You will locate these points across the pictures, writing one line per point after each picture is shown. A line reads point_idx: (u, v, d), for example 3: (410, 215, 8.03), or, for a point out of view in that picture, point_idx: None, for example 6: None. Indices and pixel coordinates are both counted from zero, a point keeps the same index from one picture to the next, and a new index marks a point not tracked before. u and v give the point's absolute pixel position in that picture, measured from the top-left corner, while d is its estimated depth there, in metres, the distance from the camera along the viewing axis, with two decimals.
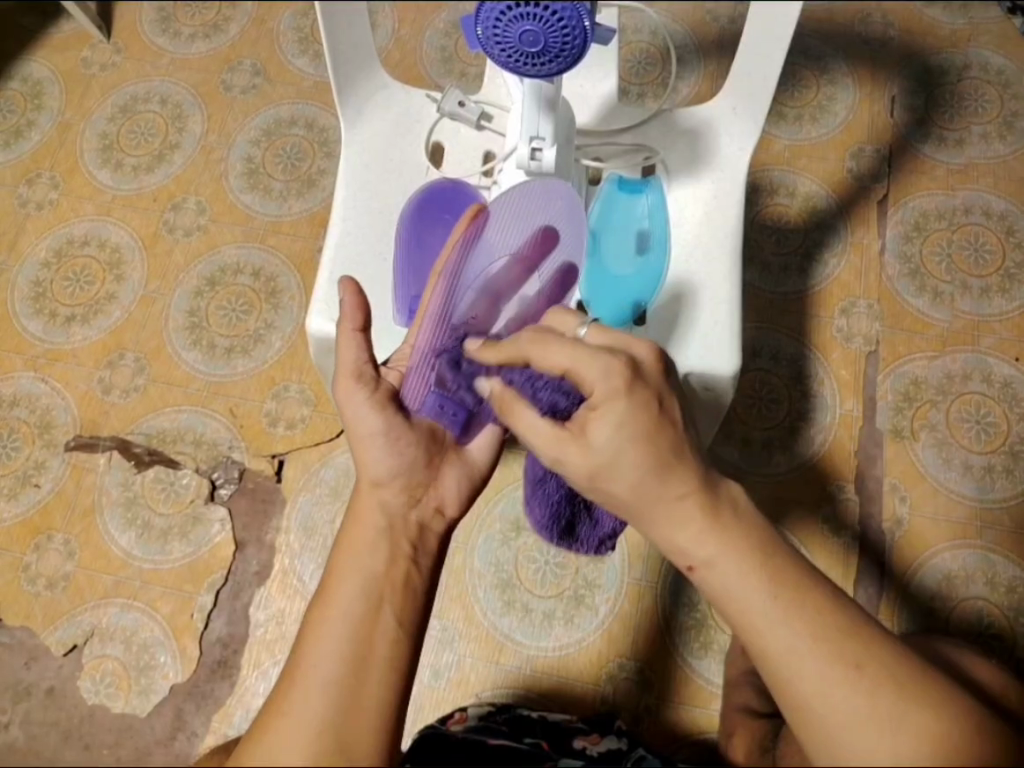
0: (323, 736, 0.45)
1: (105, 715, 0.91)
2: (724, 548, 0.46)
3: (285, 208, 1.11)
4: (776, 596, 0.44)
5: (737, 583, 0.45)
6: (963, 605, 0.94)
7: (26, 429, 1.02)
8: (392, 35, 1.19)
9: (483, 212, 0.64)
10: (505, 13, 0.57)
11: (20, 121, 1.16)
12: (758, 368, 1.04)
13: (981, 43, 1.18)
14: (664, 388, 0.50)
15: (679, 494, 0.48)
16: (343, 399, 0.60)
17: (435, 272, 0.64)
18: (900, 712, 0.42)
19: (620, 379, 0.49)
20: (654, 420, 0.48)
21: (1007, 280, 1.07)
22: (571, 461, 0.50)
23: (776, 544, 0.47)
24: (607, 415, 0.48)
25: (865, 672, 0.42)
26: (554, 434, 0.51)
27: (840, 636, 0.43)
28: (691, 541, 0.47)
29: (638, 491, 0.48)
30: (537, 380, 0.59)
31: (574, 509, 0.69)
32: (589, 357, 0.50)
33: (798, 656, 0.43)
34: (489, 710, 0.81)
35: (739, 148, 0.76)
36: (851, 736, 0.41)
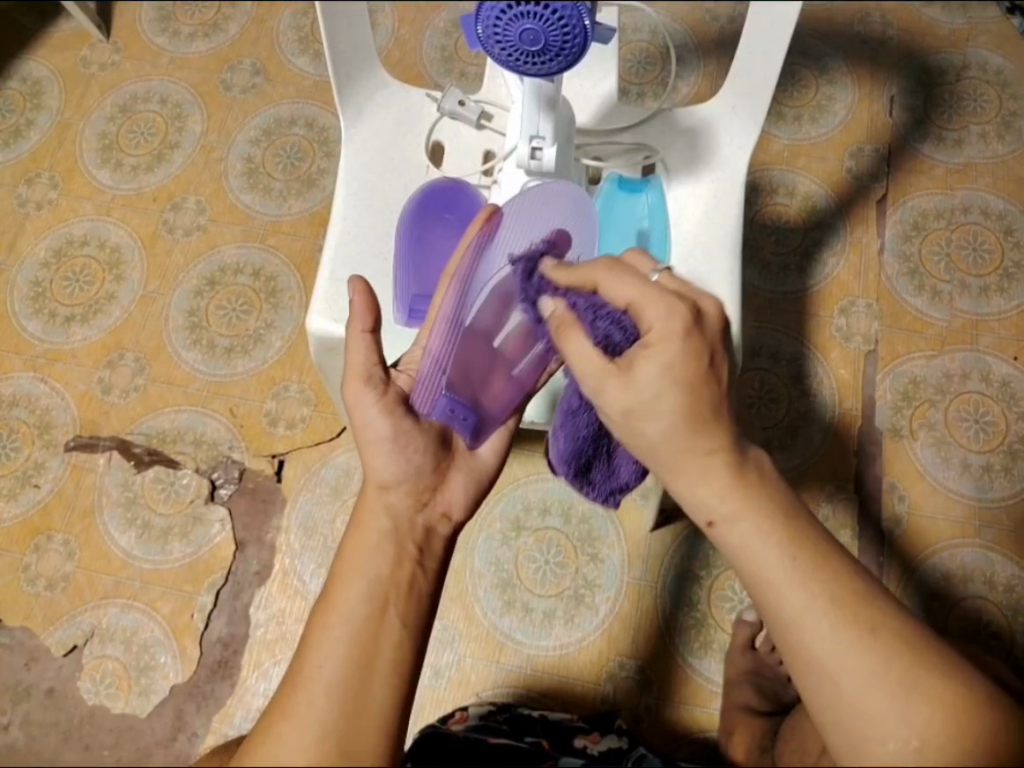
0: (327, 739, 0.45)
1: (105, 716, 0.91)
2: (745, 505, 0.47)
3: (285, 208, 1.11)
4: (794, 556, 0.45)
5: (757, 540, 0.46)
6: (962, 603, 0.94)
7: (26, 429, 1.02)
8: (392, 35, 1.19)
9: (496, 213, 0.61)
10: (505, 12, 0.57)
11: (18, 121, 1.16)
12: (757, 367, 1.04)
13: (980, 43, 1.18)
14: (719, 344, 0.50)
15: (710, 446, 0.48)
16: (351, 402, 0.59)
17: (448, 274, 0.61)
18: (913, 680, 0.42)
19: (679, 321, 0.49)
20: (703, 372, 0.48)
21: (1006, 280, 1.07)
22: (612, 395, 0.50)
23: (795, 513, 0.48)
24: (658, 356, 0.48)
25: (880, 637, 0.43)
26: (602, 366, 0.50)
27: (854, 601, 0.44)
28: (713, 495, 0.48)
29: (674, 436, 0.48)
30: (600, 308, 0.55)
31: (596, 448, 0.65)
32: (654, 296, 0.50)
33: (812, 615, 0.44)
34: (489, 710, 0.81)
35: (739, 147, 0.76)
36: (862, 704, 0.42)
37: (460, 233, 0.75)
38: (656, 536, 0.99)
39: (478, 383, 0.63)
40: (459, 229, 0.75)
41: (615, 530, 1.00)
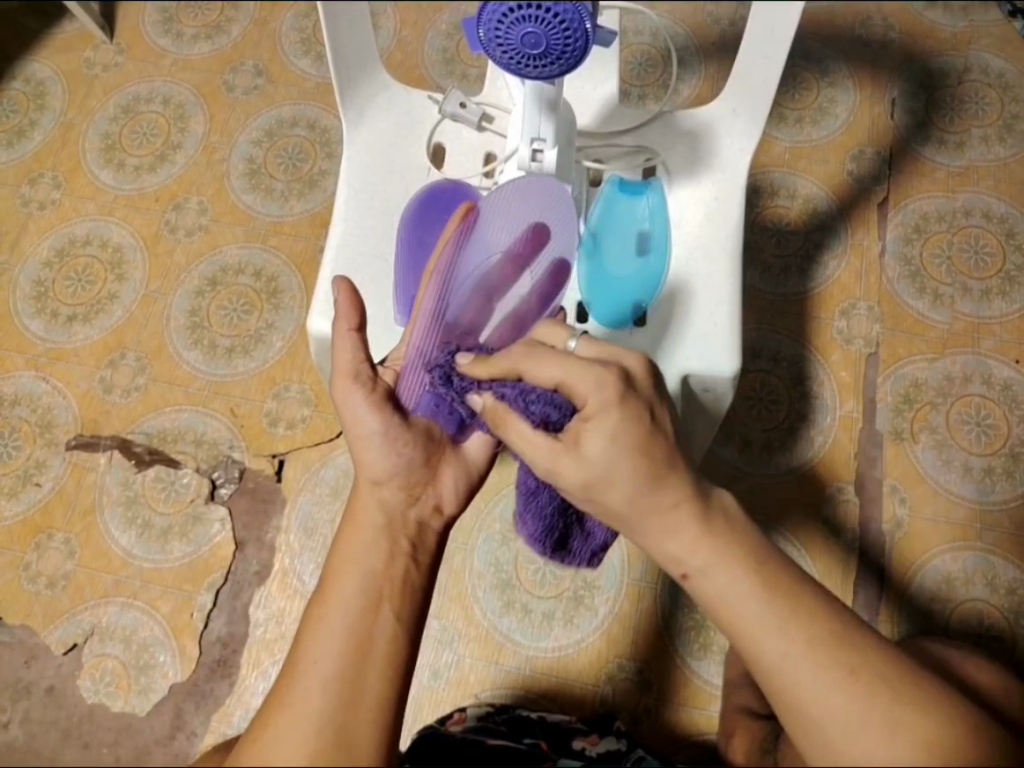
0: (324, 732, 0.45)
1: (104, 715, 0.91)
2: (716, 556, 0.47)
3: (286, 209, 1.12)
4: (770, 602, 0.45)
5: (732, 591, 0.46)
6: (962, 608, 0.94)
7: (27, 428, 1.03)
8: (394, 36, 1.19)
9: (474, 210, 0.65)
10: (506, 15, 0.57)
11: (22, 122, 1.17)
12: (758, 369, 1.04)
13: (982, 45, 1.18)
14: (655, 399, 0.51)
15: (674, 502, 0.48)
16: (341, 399, 0.59)
17: (429, 269, 0.64)
18: (896, 717, 0.42)
19: (612, 389, 0.49)
20: (647, 430, 0.49)
21: (1008, 282, 1.07)
22: (567, 471, 0.51)
23: (768, 556, 0.47)
24: (601, 426, 0.49)
25: (861, 678, 0.43)
26: (551, 444, 0.51)
27: (833, 641, 0.44)
28: (683, 549, 0.48)
29: (636, 502, 0.49)
30: (529, 393, 0.55)
31: (567, 521, 0.68)
32: (581, 369, 0.51)
33: (793, 661, 0.43)
34: (488, 711, 0.82)
35: (739, 149, 0.76)
36: (847, 744, 0.42)
37: None
38: None
39: None
40: None
41: None
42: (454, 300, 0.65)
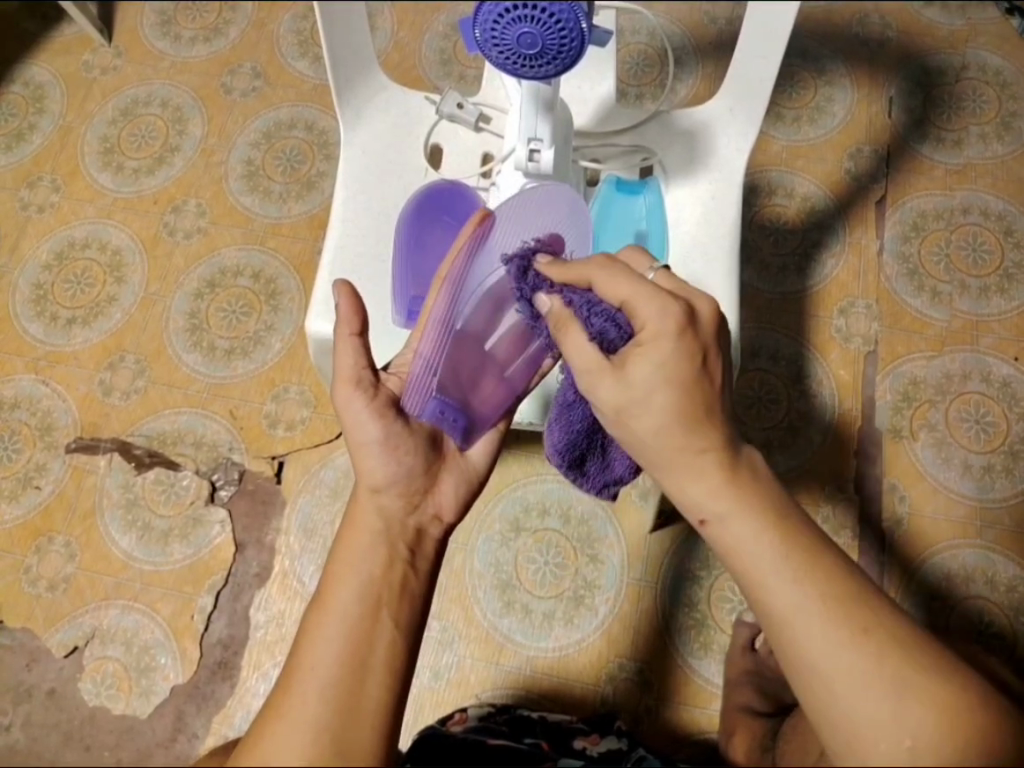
0: (322, 737, 0.45)
1: (105, 717, 0.92)
2: (738, 503, 0.48)
3: (285, 210, 1.12)
4: (787, 555, 0.45)
5: (749, 540, 0.46)
6: (963, 603, 0.94)
7: (27, 431, 1.03)
8: (392, 38, 1.20)
9: (490, 216, 0.63)
10: (502, 15, 0.57)
11: (20, 125, 1.17)
12: (757, 368, 1.04)
13: (979, 43, 1.18)
14: (712, 345, 0.51)
15: (703, 446, 0.49)
16: (341, 406, 0.59)
17: (441, 276, 0.63)
18: (904, 679, 0.42)
19: (673, 320, 0.50)
20: (694, 373, 0.49)
21: (1006, 280, 1.07)
22: (604, 391, 0.51)
23: (789, 513, 0.48)
24: (650, 354, 0.50)
25: (872, 637, 0.43)
26: (597, 361, 0.52)
27: (846, 598, 0.44)
28: (704, 494, 0.48)
29: (662, 435, 0.49)
30: (595, 304, 0.55)
31: (590, 442, 0.66)
32: (647, 294, 0.51)
33: (804, 613, 0.43)
34: (489, 711, 0.82)
35: (736, 148, 0.76)
36: (853, 704, 0.42)
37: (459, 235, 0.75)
38: (655, 536, 0.99)
39: (470, 385, 0.64)
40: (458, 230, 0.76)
41: (614, 530, 1.00)
42: (463, 307, 0.63)
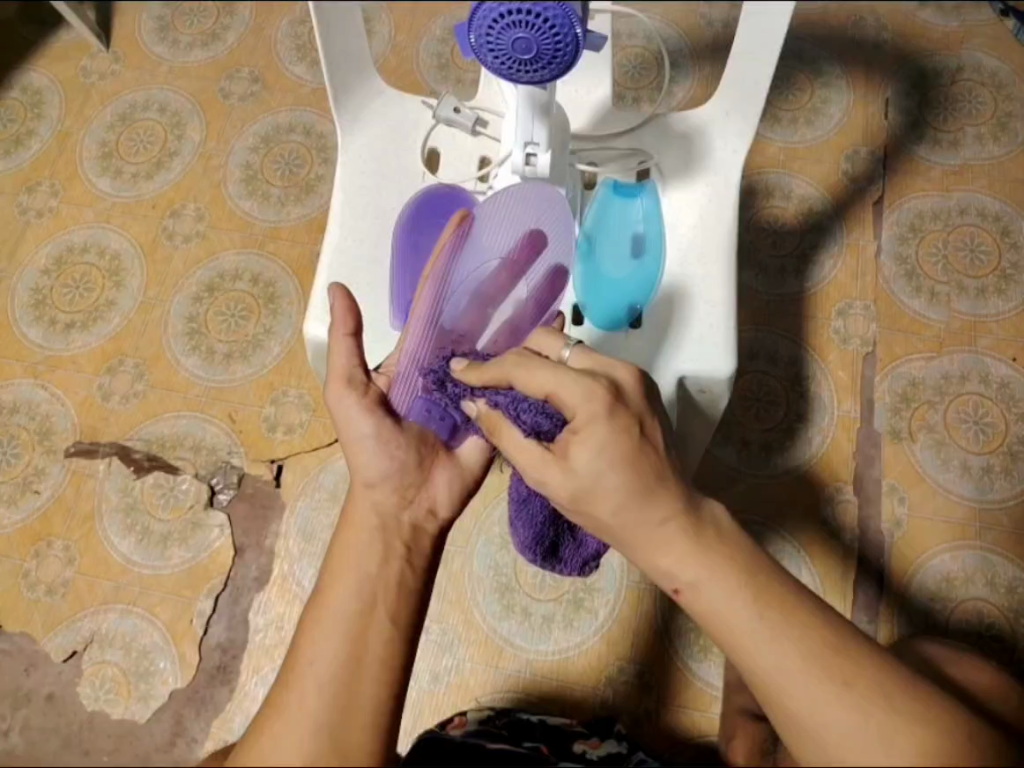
0: (320, 734, 0.46)
1: (104, 722, 0.91)
2: (706, 570, 0.47)
3: (283, 214, 1.12)
4: (763, 615, 0.45)
5: (724, 604, 0.46)
6: (963, 606, 0.94)
7: (26, 435, 1.03)
8: (389, 42, 1.20)
9: (470, 217, 0.65)
10: (498, 20, 0.57)
11: (20, 130, 1.17)
12: (755, 370, 1.04)
13: (975, 45, 1.18)
14: (646, 410, 0.51)
15: (663, 516, 0.48)
16: (334, 404, 0.60)
17: (424, 275, 0.65)
18: (890, 728, 0.42)
19: (599, 402, 0.49)
20: (635, 444, 0.49)
21: (1004, 281, 1.07)
22: (554, 482, 0.51)
23: (763, 566, 0.47)
24: (589, 439, 0.49)
25: (855, 689, 0.43)
26: (540, 454, 0.52)
27: (828, 651, 0.44)
28: (675, 564, 0.48)
29: (621, 517, 0.49)
30: (521, 402, 0.56)
31: (557, 530, 0.70)
32: (569, 378, 0.51)
33: (787, 675, 0.44)
34: (489, 714, 0.81)
35: (732, 151, 0.76)
36: (843, 753, 0.42)
37: None
38: None
39: None
40: None
41: None
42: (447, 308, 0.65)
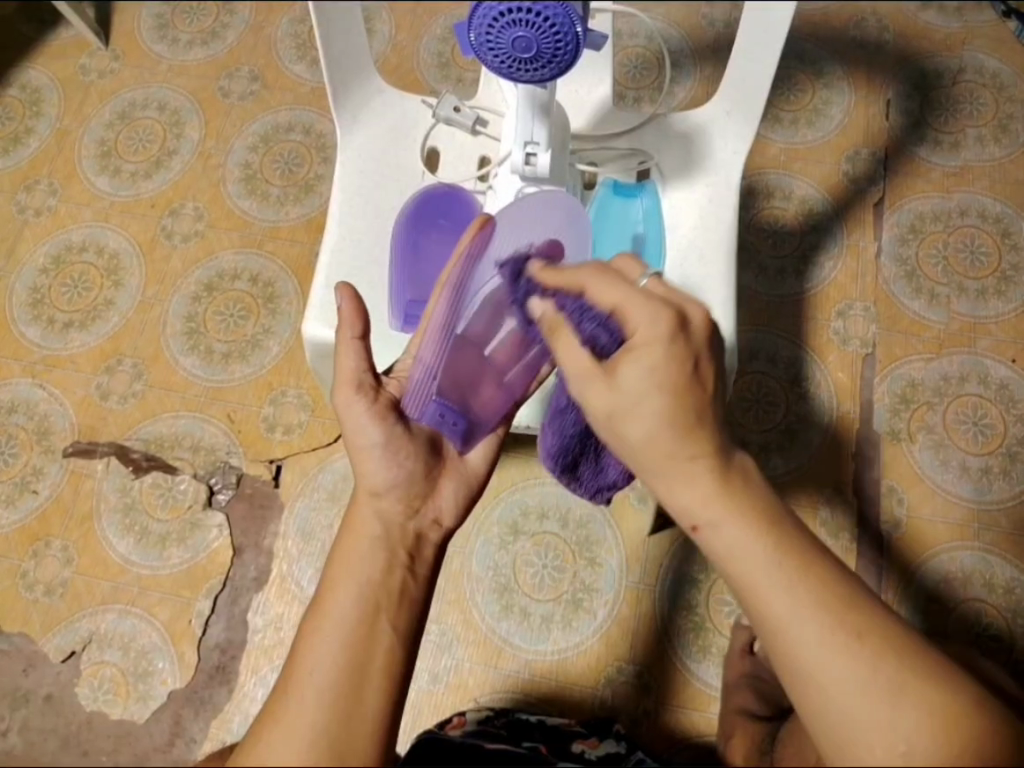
0: (318, 745, 0.45)
1: (102, 722, 0.91)
2: (729, 511, 0.46)
3: (283, 214, 1.12)
4: (781, 563, 0.44)
5: (742, 545, 0.45)
6: (961, 605, 0.94)
7: (25, 435, 1.03)
8: (390, 41, 1.20)
9: (490, 224, 0.63)
10: (497, 18, 0.57)
11: (18, 128, 1.17)
12: (755, 370, 1.04)
13: (977, 45, 1.18)
14: (708, 350, 0.49)
15: (692, 453, 0.47)
16: (342, 408, 0.59)
17: (441, 282, 0.63)
18: (899, 684, 0.42)
19: (665, 327, 0.48)
20: (688, 377, 0.47)
21: (1004, 282, 1.07)
22: (596, 396, 0.50)
23: (782, 518, 0.46)
24: (642, 357, 0.48)
25: (868, 643, 0.42)
26: (589, 366, 0.50)
27: (840, 606, 0.43)
28: (696, 501, 0.47)
29: (655, 444, 0.47)
30: (586, 309, 0.53)
31: (583, 448, 0.66)
32: (640, 300, 0.49)
33: (798, 621, 0.43)
34: (488, 715, 0.81)
35: (733, 151, 0.76)
36: (849, 708, 0.42)
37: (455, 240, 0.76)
38: (655, 540, 0.99)
39: (472, 390, 0.64)
40: (454, 234, 0.76)
41: (612, 532, 0.99)
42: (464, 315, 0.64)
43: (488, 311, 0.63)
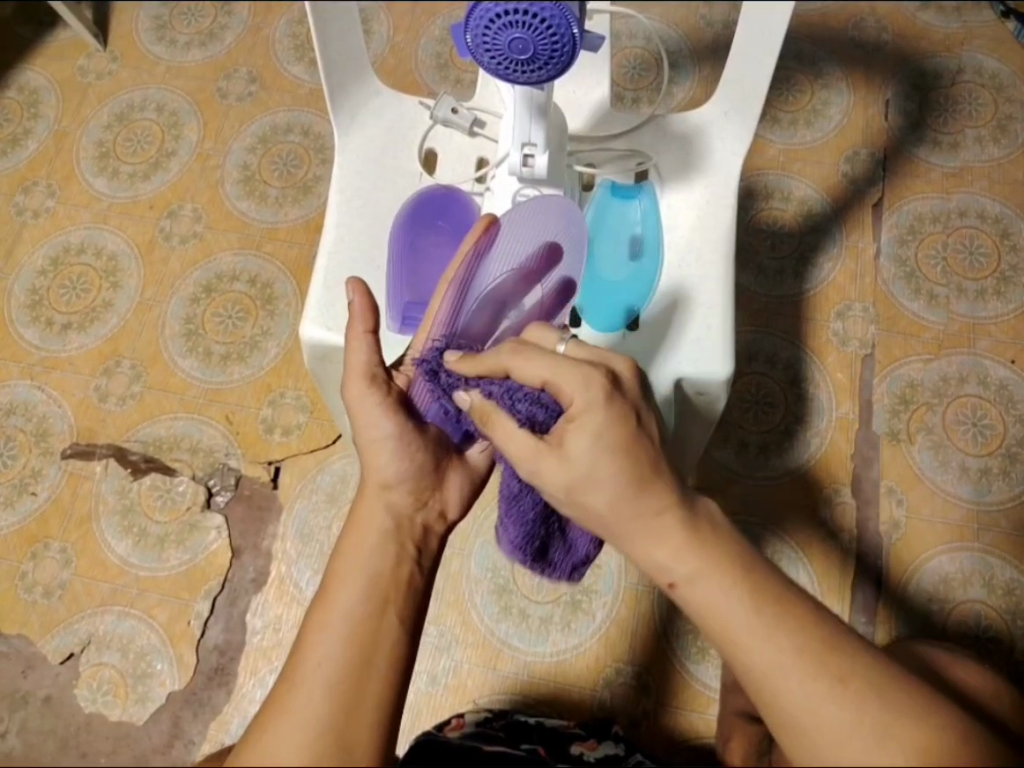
0: (324, 737, 0.45)
1: (101, 724, 0.91)
2: (703, 565, 0.46)
3: (281, 215, 1.11)
4: (757, 611, 0.44)
5: (720, 599, 0.45)
6: (960, 607, 0.94)
7: (23, 437, 1.03)
8: (388, 41, 1.20)
9: (496, 223, 0.64)
10: (494, 20, 0.57)
11: (15, 130, 1.17)
12: (754, 372, 1.04)
13: (976, 45, 1.18)
14: (641, 401, 0.51)
15: (658, 508, 0.48)
16: (354, 402, 0.58)
17: (447, 279, 0.64)
18: (886, 726, 0.42)
19: (597, 391, 0.49)
20: (633, 433, 0.49)
21: (1003, 283, 1.07)
22: (551, 473, 0.50)
23: (757, 563, 0.47)
24: (584, 427, 0.49)
25: (851, 687, 0.42)
26: (533, 446, 0.50)
27: (824, 648, 0.43)
28: (670, 559, 0.47)
29: (621, 504, 0.48)
30: (516, 391, 0.56)
31: (549, 530, 0.67)
32: (569, 368, 0.50)
33: (782, 668, 0.43)
34: (486, 717, 0.81)
35: (731, 152, 0.75)
36: (836, 749, 0.42)
37: (453, 241, 0.77)
38: None
39: None
40: (452, 235, 0.77)
41: None
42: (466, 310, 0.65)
43: (487, 308, 0.66)
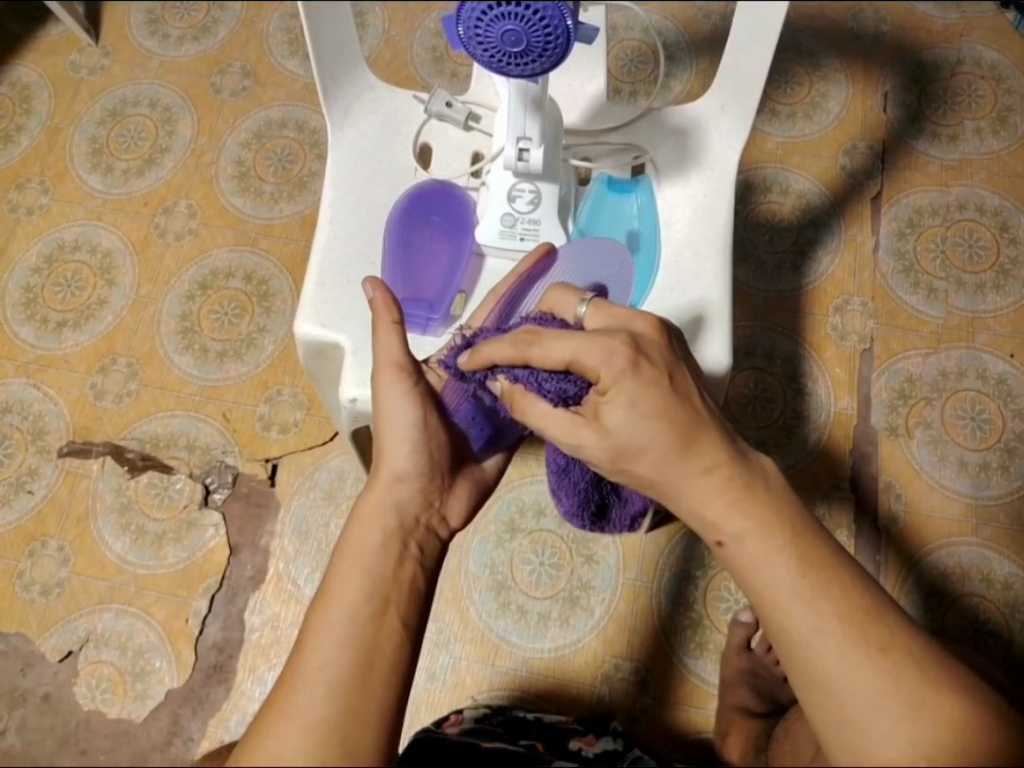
0: (329, 739, 0.45)
1: (100, 721, 0.91)
2: (751, 524, 0.46)
3: (276, 211, 1.11)
4: (804, 575, 0.44)
5: (765, 559, 0.45)
6: (958, 600, 0.94)
7: (19, 434, 1.02)
8: (382, 35, 1.19)
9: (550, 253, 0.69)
10: (485, 13, 0.56)
11: (8, 126, 1.16)
12: (751, 367, 1.03)
13: (974, 37, 1.17)
14: (673, 358, 0.51)
15: (704, 467, 0.48)
16: (383, 392, 0.58)
17: (497, 292, 0.67)
18: (920, 703, 0.41)
19: (620, 361, 0.49)
20: (666, 390, 0.49)
21: (1002, 277, 1.06)
22: (590, 445, 0.51)
23: (791, 540, 0.46)
24: (618, 400, 0.49)
25: (890, 657, 0.42)
26: (572, 422, 0.52)
27: (853, 621, 0.43)
28: (720, 515, 0.47)
29: (664, 466, 0.49)
30: (540, 373, 0.55)
31: (602, 492, 0.67)
32: (588, 343, 0.50)
33: (822, 637, 0.43)
34: (484, 713, 0.81)
35: (728, 146, 0.74)
36: (866, 722, 0.42)
37: (447, 237, 0.76)
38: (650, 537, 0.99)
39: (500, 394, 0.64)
40: (447, 232, 0.77)
41: None
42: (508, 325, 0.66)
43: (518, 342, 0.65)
